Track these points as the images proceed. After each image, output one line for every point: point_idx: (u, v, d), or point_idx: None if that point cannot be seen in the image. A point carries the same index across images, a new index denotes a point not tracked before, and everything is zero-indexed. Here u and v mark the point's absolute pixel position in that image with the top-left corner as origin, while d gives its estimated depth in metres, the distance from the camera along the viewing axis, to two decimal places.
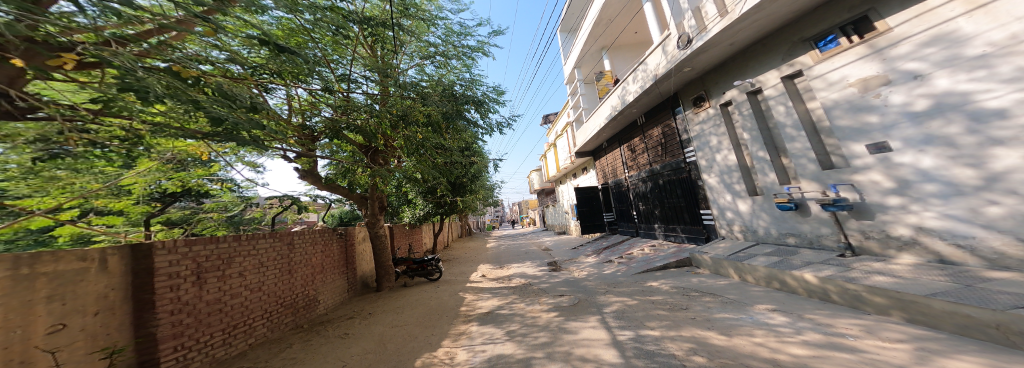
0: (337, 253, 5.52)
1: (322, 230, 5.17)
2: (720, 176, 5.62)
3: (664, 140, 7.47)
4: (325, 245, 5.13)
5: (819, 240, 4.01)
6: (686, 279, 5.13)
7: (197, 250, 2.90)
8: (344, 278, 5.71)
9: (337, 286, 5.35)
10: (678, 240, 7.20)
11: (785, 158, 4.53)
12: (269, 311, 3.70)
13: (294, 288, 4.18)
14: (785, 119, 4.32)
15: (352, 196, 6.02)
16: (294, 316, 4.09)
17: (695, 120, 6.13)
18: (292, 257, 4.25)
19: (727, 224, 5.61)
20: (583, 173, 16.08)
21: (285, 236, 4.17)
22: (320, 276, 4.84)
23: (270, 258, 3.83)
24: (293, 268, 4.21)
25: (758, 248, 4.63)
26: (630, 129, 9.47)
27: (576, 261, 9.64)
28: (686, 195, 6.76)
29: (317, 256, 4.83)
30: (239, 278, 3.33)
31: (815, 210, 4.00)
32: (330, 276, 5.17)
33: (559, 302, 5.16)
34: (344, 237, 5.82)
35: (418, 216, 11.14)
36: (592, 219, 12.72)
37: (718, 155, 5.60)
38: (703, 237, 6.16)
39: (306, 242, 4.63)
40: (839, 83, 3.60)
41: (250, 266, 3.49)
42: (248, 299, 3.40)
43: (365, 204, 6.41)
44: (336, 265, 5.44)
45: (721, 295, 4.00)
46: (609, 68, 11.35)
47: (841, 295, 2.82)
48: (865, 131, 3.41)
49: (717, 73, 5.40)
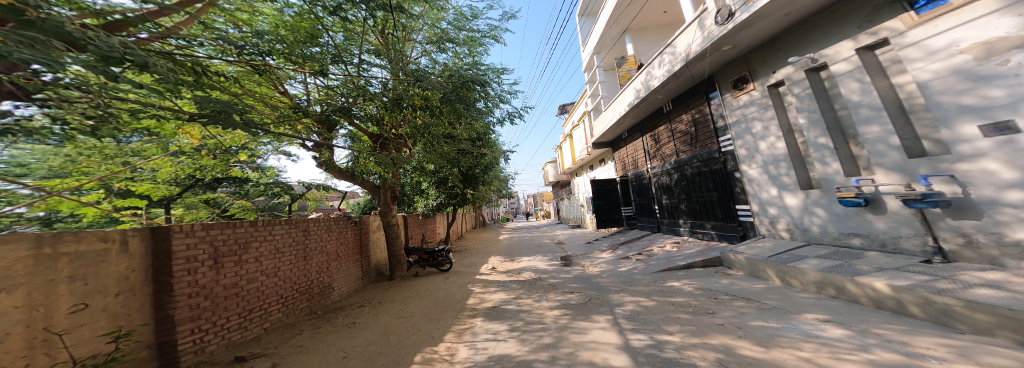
0: (352, 241, 5.62)
1: (338, 217, 5.26)
2: (764, 166, 5.03)
3: (694, 128, 6.89)
4: (341, 234, 5.23)
5: (894, 243, 3.41)
6: (716, 280, 4.67)
7: (215, 234, 2.95)
8: (360, 266, 5.83)
9: (351, 273, 5.46)
10: (706, 238, 6.65)
11: (855, 145, 3.90)
12: (285, 297, 3.78)
13: (309, 275, 4.27)
14: (856, 99, 3.68)
15: (363, 182, 6.25)
16: (308, 302, 4.18)
17: (735, 104, 5.53)
18: (308, 244, 4.33)
19: (770, 221, 5.02)
20: (600, 165, 15.50)
21: (301, 223, 4.25)
22: (335, 263, 4.94)
23: (286, 244, 3.91)
24: (308, 254, 4.29)
25: (810, 249, 4.07)
26: (653, 118, 8.90)
27: (590, 256, 9.30)
28: (718, 188, 6.18)
29: (332, 244, 4.92)
30: (255, 263, 3.39)
31: (893, 207, 3.38)
32: (344, 264, 5.27)
33: (568, 299, 4.91)
34: (358, 225, 5.89)
35: (430, 207, 11.27)
36: (609, 213, 12.24)
37: (764, 142, 4.99)
38: (737, 235, 5.60)
39: (321, 230, 4.72)
40: (946, 50, 2.90)
41: (266, 251, 3.56)
42: (264, 284, 3.47)
43: (377, 194, 6.62)
44: (351, 253, 5.56)
45: (758, 300, 3.56)
46: (633, 53, 10.63)
47: (923, 309, 2.39)
48: (982, 108, 2.72)
49: (767, 50, 4.79)
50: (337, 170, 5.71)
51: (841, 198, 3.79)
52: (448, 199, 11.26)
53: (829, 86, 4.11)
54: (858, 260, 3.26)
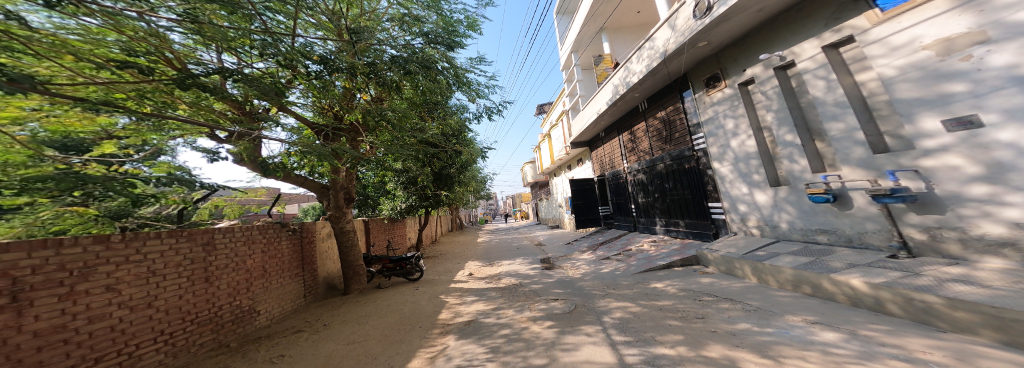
0: (289, 254, 5.37)
1: (264, 226, 4.97)
2: (734, 164, 5.08)
3: (669, 127, 6.97)
4: (265, 246, 4.86)
5: (860, 238, 3.48)
6: (698, 281, 4.67)
7: (13, 259, 2.21)
8: (297, 283, 5.51)
9: (287, 291, 5.21)
10: (680, 236, 6.72)
11: (822, 142, 3.96)
12: (168, 332, 3.27)
13: (208, 300, 3.77)
14: (824, 95, 3.74)
15: (307, 184, 5.85)
16: (214, 334, 3.78)
17: (707, 103, 5.60)
18: (206, 261, 3.83)
19: (741, 219, 5.06)
20: (577, 164, 15.58)
21: (195, 237, 3.72)
22: (253, 283, 4.50)
23: (166, 265, 3.34)
24: (206, 275, 3.78)
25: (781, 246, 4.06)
26: (629, 117, 9.03)
27: (570, 257, 9.18)
28: (690, 186, 6.24)
29: (248, 259, 4.48)
30: (105, 292, 2.76)
31: (860, 203, 3.45)
32: (274, 283, 4.95)
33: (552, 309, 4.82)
34: (299, 234, 5.78)
35: (399, 209, 10.37)
36: (586, 213, 12.25)
37: (734, 140, 5.03)
38: (711, 233, 5.63)
39: (230, 243, 4.23)
40: (908, 46, 2.97)
41: (127, 276, 2.95)
42: (126, 319, 2.88)
43: (326, 195, 6.18)
44: (283, 268, 5.20)
45: (742, 301, 3.50)
46: (609, 51, 10.66)
47: (902, 307, 2.29)
48: (944, 103, 2.79)
49: (737, 47, 4.86)
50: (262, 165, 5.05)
51: (810, 195, 3.84)
52: (420, 201, 10.52)
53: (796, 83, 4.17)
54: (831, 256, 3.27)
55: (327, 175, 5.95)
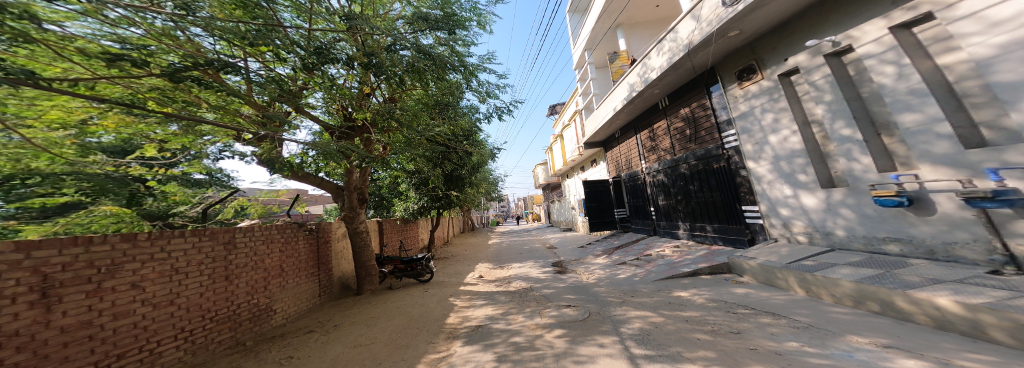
0: (305, 253, 5.33)
1: (283, 226, 4.96)
2: (774, 163, 4.59)
3: (695, 124, 6.51)
4: (283, 245, 4.83)
5: (946, 250, 2.91)
6: (731, 292, 4.23)
7: (43, 256, 2.17)
8: (311, 282, 5.49)
9: (302, 290, 5.18)
10: (708, 242, 6.23)
11: (891, 137, 3.44)
12: (188, 330, 3.21)
13: (228, 298, 3.72)
14: (891, 83, 3.24)
15: (323, 184, 5.87)
16: (232, 332, 3.73)
17: (741, 97, 5.14)
18: (227, 260, 3.79)
19: (783, 224, 4.55)
20: (592, 165, 15.15)
21: (217, 236, 3.68)
22: (270, 282, 4.46)
23: (190, 263, 3.29)
24: (226, 273, 3.74)
25: (836, 255, 3.55)
26: (648, 114, 8.62)
27: (583, 262, 8.83)
28: (720, 188, 5.75)
29: (267, 258, 4.46)
30: (130, 289, 2.71)
31: (943, 207, 2.90)
32: (291, 281, 4.91)
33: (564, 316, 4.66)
34: (316, 234, 5.78)
35: (411, 210, 10.46)
36: (601, 216, 11.80)
37: (774, 136, 4.55)
38: (745, 239, 5.12)
39: (250, 242, 4.20)
40: (1011, 20, 2.47)
41: (151, 274, 2.90)
42: (148, 317, 2.83)
43: (341, 195, 6.26)
44: (300, 267, 5.19)
45: (787, 317, 3.07)
46: (625, 48, 10.27)
47: (1010, 333, 1.85)
48: None
49: (776, 35, 4.43)
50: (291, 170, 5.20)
51: (877, 197, 3.29)
52: (431, 201, 10.42)
53: (854, 71, 3.68)
54: (904, 268, 2.78)
55: (342, 175, 5.96)
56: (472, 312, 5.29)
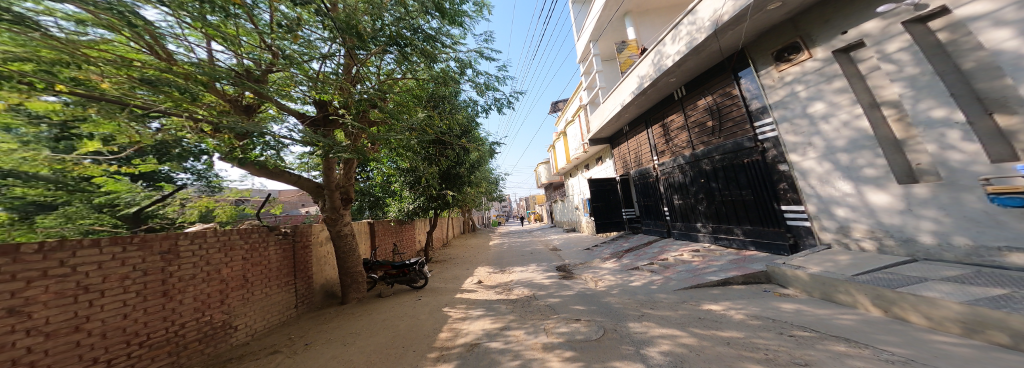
0: (276, 261, 4.74)
1: (247, 230, 4.35)
2: (825, 155, 3.90)
3: (720, 115, 5.84)
4: (246, 252, 4.25)
5: None
6: (779, 309, 3.54)
7: None
8: (287, 292, 4.92)
9: (273, 302, 4.58)
10: (736, 246, 5.58)
11: (1008, 116, 2.68)
12: (106, 360, 2.56)
13: (165, 318, 3.09)
14: (1012, 46, 2.55)
15: (301, 182, 5.41)
16: (171, 358, 3.08)
17: (782, 80, 4.47)
18: (166, 273, 3.16)
19: (839, 228, 3.82)
20: (596, 163, 14.51)
21: (151, 245, 3.04)
22: (229, 296, 3.85)
23: (106, 279, 2.64)
24: (163, 289, 3.11)
25: (925, 266, 2.86)
26: (662, 106, 8.00)
27: (591, 266, 8.20)
28: (752, 185, 5.10)
29: (223, 268, 3.85)
30: (8, 317, 2.04)
31: None
32: (254, 295, 4.28)
33: (575, 334, 4.01)
34: (291, 238, 5.20)
35: (406, 211, 9.62)
36: (608, 217, 11.15)
37: (826, 123, 3.89)
38: (786, 245, 4.45)
39: (200, 251, 3.57)
40: None
41: (44, 295, 2.23)
42: (39, 349, 2.17)
43: (320, 195, 5.71)
44: (270, 277, 4.60)
45: (871, 345, 2.39)
46: (634, 37, 9.67)
47: None
48: None
49: (830, 5, 3.81)
50: (261, 168, 4.68)
51: (997, 195, 2.46)
52: (428, 202, 9.74)
53: (948, 39, 3.00)
54: None
55: (321, 173, 5.40)
56: (468, 325, 4.65)
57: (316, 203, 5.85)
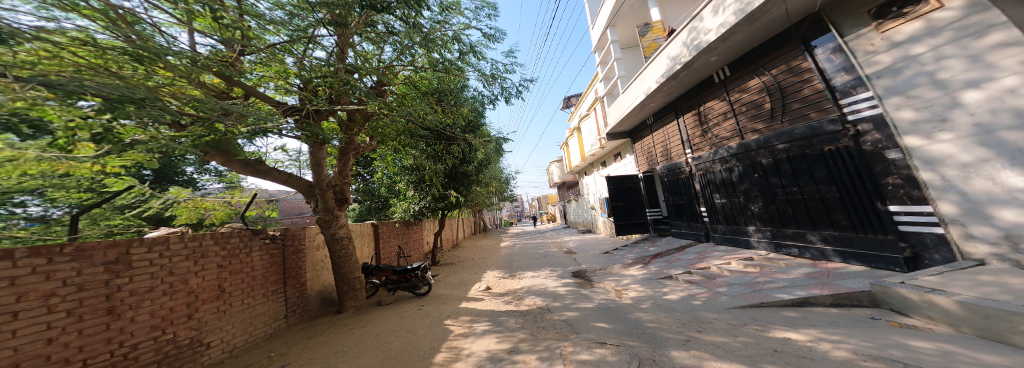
0: (259, 268, 3.96)
1: (228, 234, 3.59)
2: (978, 136, 2.83)
3: (783, 95, 4.77)
4: (223, 259, 3.47)
5: None
6: (913, 350, 2.34)
7: None
8: (274, 302, 4.16)
9: (256, 314, 3.80)
10: (814, 256, 4.56)
11: None
12: None
13: (110, 339, 2.32)
14: None
15: (291, 181, 4.66)
16: None
17: (891, 40, 3.39)
18: (112, 286, 2.39)
19: (1002, 238, 2.73)
20: (615, 160, 13.43)
21: (90, 255, 2.28)
22: (198, 311, 3.07)
23: (21, 298, 1.88)
24: (108, 306, 2.34)
25: None
26: (696, 92, 6.94)
27: (612, 273, 7.21)
28: (837, 180, 4.11)
29: (191, 278, 3.06)
30: None
31: None
32: (232, 307, 3.49)
33: (596, 360, 2.94)
34: (281, 242, 4.47)
35: (412, 212, 8.74)
36: (631, 218, 10.28)
37: (976, 93, 2.84)
38: (903, 258, 3.44)
39: (161, 259, 2.79)
40: None
41: None
42: None
43: (314, 197, 4.94)
44: (252, 285, 3.82)
45: None
46: (659, 19, 8.62)
47: None
48: None
49: None
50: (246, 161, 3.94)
51: None
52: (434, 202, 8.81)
53: None
54: None
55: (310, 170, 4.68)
56: (469, 344, 3.74)
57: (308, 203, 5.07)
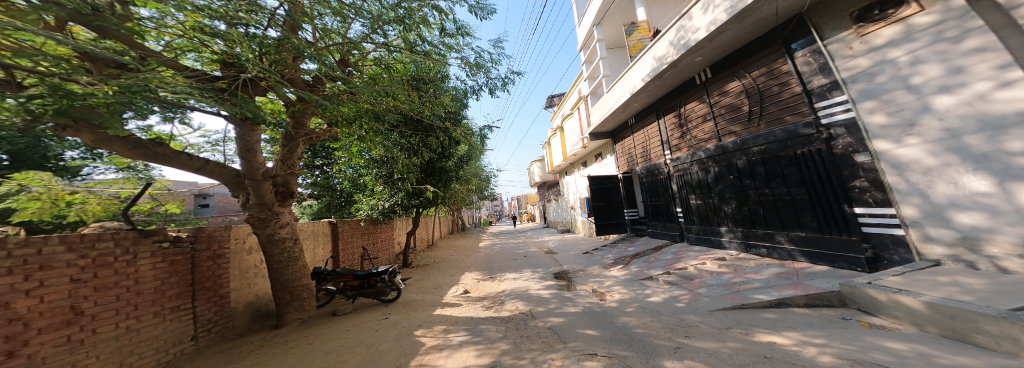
0: (145, 282, 3.25)
1: (103, 236, 2.91)
2: (943, 141, 2.98)
3: (761, 98, 4.98)
4: (82, 272, 2.72)
5: None
6: (891, 353, 2.43)
7: None
8: (171, 322, 3.48)
9: (136, 341, 3.09)
10: (780, 255, 4.73)
11: None
12: None
13: None
14: None
15: (208, 169, 4.05)
16: None
17: (870, 44, 3.54)
18: None
19: (960, 239, 2.89)
20: (596, 159, 13.53)
21: None
22: (28, 344, 2.30)
23: None
24: None
25: None
26: (678, 93, 7.08)
27: (592, 273, 7.15)
28: (807, 183, 4.27)
29: (18, 299, 2.28)
30: None
31: None
32: (96, 334, 2.75)
33: None
34: (189, 248, 3.82)
35: (380, 209, 8.16)
36: (608, 218, 10.37)
37: (943, 99, 2.98)
38: (865, 257, 3.60)
39: None
40: None
41: None
42: None
43: (241, 187, 4.42)
44: (132, 304, 3.10)
45: None
46: (645, 19, 8.68)
47: None
48: None
49: None
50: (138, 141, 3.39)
51: None
52: (408, 199, 8.29)
53: None
54: None
55: (238, 157, 4.10)
56: (444, 359, 3.39)
57: (236, 197, 4.52)
